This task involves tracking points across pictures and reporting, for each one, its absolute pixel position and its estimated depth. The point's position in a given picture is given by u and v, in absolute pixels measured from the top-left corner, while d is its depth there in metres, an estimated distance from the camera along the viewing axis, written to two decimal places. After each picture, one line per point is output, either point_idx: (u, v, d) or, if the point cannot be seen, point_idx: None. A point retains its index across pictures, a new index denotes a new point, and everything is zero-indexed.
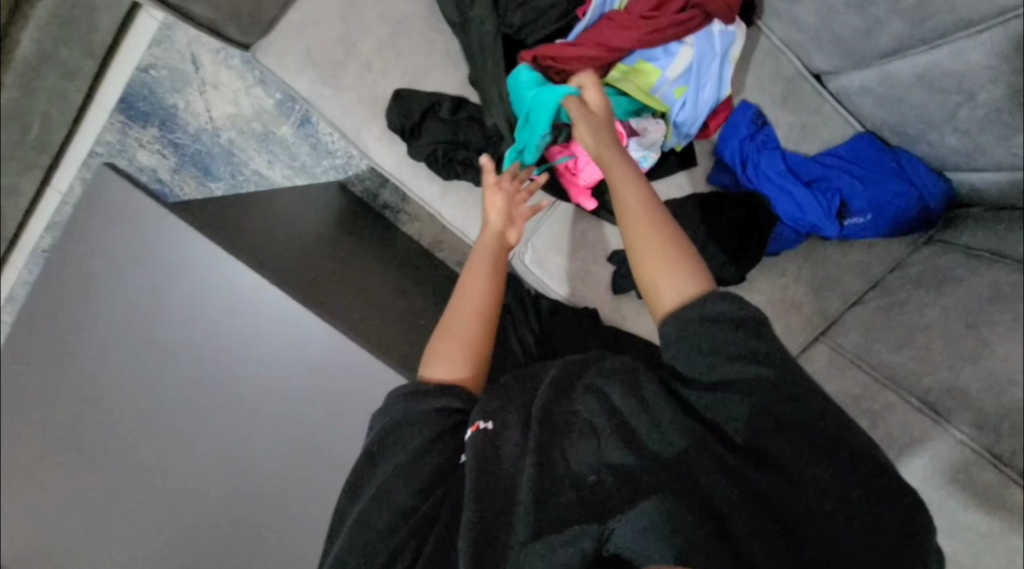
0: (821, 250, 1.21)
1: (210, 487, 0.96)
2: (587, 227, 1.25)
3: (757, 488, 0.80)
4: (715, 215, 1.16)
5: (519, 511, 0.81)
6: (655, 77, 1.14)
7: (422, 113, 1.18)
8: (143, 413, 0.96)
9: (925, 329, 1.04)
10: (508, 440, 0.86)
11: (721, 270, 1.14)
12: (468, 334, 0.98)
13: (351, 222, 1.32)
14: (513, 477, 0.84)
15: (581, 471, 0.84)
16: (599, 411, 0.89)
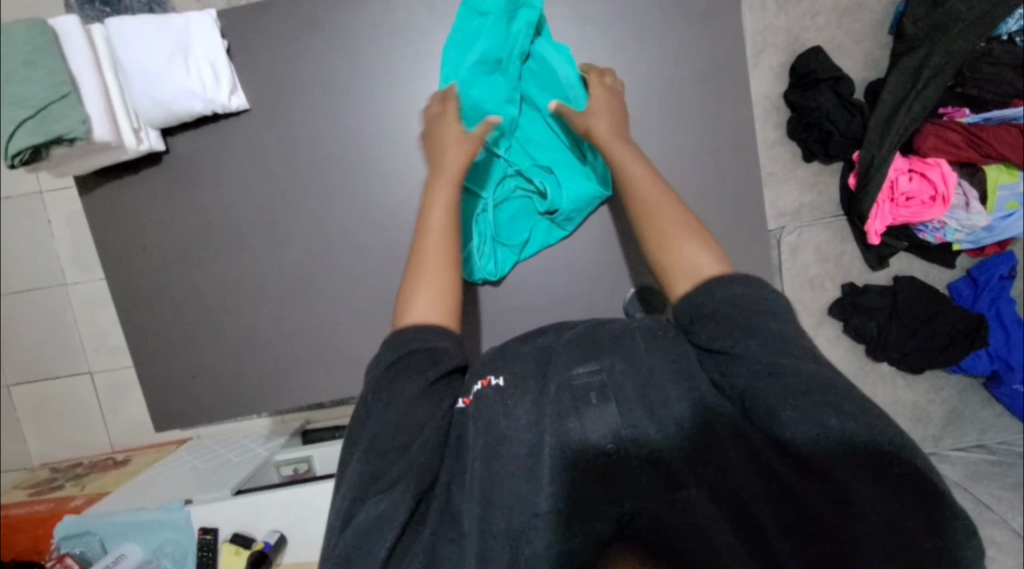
0: (950, 380, 1.07)
1: (191, 311, 0.82)
2: (797, 243, 1.02)
3: (806, 503, 0.48)
4: (944, 312, 1.00)
5: (532, 473, 0.51)
6: (1011, 179, 0.94)
7: (829, 81, 0.93)
8: (218, 182, 0.79)
9: (969, 434, 1.09)
10: (518, 400, 0.54)
11: (908, 358, 1.02)
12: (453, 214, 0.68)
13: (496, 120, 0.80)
14: (524, 449, 0.52)
15: (598, 441, 0.53)
16: (629, 383, 0.54)
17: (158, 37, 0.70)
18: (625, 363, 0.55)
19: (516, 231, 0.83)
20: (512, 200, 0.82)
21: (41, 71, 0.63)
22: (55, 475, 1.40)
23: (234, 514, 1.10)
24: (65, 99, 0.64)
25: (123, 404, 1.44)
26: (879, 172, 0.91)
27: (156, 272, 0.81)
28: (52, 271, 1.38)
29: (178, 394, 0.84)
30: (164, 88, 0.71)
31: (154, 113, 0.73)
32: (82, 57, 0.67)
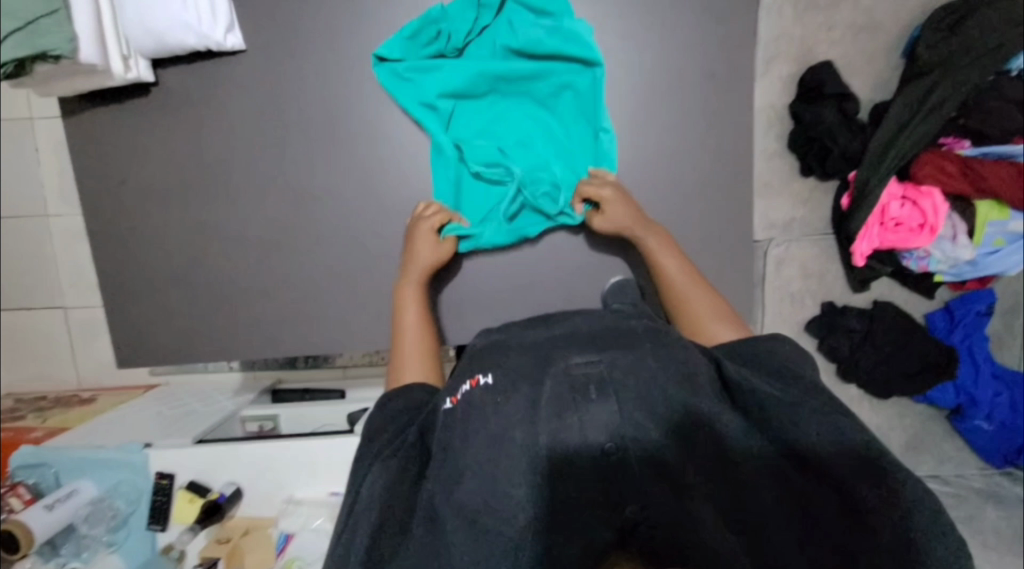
0: (916, 409, 1.09)
1: (166, 253, 0.81)
2: (784, 257, 1.02)
3: (795, 491, 0.55)
4: (918, 341, 1.01)
5: (531, 467, 0.55)
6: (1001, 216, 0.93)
7: (836, 97, 0.93)
8: (208, 124, 0.78)
9: (928, 464, 1.11)
10: (510, 398, 0.58)
11: (877, 383, 1.03)
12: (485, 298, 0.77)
13: (499, 95, 0.80)
14: (522, 445, 0.56)
15: (598, 436, 0.56)
16: (625, 385, 0.57)
17: None
18: (623, 356, 0.59)
19: (521, 212, 0.81)
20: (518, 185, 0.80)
21: None
22: (19, 406, 1.39)
23: (193, 461, 1.09)
24: (54, 16, 0.61)
25: (95, 342, 1.44)
26: (870, 196, 0.92)
27: (136, 208, 0.80)
28: (36, 202, 1.37)
29: (145, 335, 0.83)
30: (159, 19, 0.69)
31: (146, 42, 0.71)
32: None
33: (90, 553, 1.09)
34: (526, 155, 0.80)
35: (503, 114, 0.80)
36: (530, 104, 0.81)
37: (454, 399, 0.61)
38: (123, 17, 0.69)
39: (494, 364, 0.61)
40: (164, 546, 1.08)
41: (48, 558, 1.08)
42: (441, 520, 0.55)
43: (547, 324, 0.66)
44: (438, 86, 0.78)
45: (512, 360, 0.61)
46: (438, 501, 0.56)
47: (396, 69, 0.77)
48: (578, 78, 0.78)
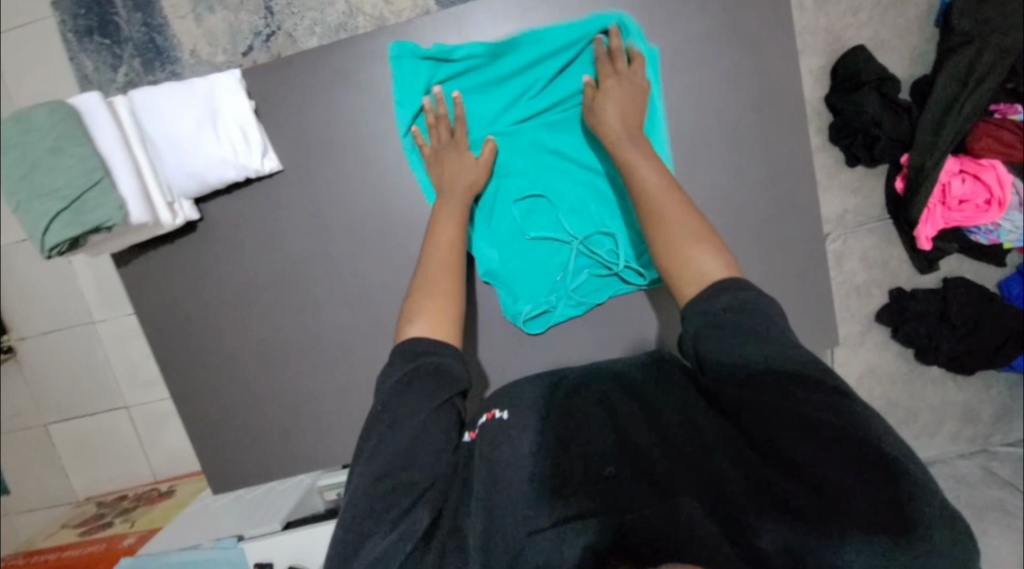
0: (1000, 377, 1.05)
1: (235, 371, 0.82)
2: (842, 252, 0.99)
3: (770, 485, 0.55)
4: (996, 312, 0.97)
5: (520, 483, 0.63)
6: None
7: (878, 84, 0.88)
8: None
9: (1020, 430, 1.08)
10: (521, 432, 0.69)
11: (958, 362, 1.00)
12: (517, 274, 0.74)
13: (543, 172, 0.83)
14: (522, 470, 0.65)
15: (594, 457, 0.65)
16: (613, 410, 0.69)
17: (187, 108, 0.71)
18: (618, 393, 0.73)
19: (587, 287, 0.86)
20: (579, 259, 0.85)
21: (71, 158, 0.65)
22: (103, 509, 1.43)
23: (286, 548, 1.11)
24: (98, 185, 0.65)
25: (162, 436, 1.46)
26: (927, 182, 0.88)
27: None
28: (78, 312, 1.39)
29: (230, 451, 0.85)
30: (198, 161, 0.73)
31: (188, 185, 0.74)
32: (110, 137, 0.69)
33: None
34: (580, 222, 0.83)
35: (548, 183, 0.83)
36: (578, 169, 0.84)
37: (473, 435, 0.71)
38: (166, 167, 0.73)
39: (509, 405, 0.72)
40: None
41: None
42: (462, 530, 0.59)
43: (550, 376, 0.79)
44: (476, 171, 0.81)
45: (525, 405, 0.73)
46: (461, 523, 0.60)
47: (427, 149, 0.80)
48: None
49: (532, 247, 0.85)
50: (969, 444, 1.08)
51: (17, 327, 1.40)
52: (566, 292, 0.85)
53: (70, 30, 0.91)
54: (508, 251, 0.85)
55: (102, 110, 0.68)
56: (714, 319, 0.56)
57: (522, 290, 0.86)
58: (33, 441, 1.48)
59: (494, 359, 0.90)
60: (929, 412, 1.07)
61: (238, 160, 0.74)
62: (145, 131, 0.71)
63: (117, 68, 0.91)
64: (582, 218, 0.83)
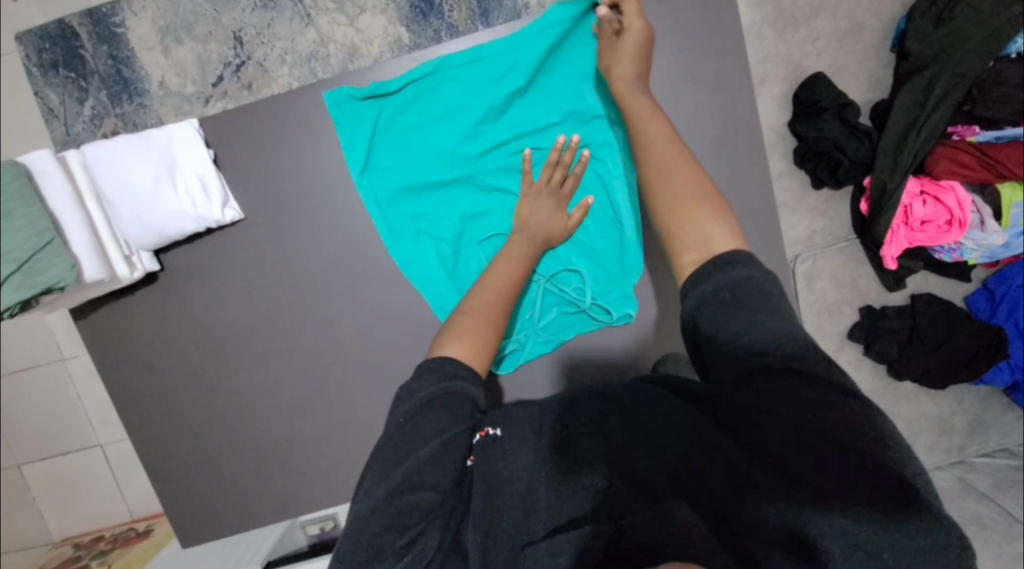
0: (970, 389, 1.07)
1: None
2: (813, 272, 1.00)
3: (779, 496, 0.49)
4: (963, 326, 0.99)
5: (516, 504, 0.58)
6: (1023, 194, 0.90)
7: (837, 111, 0.90)
8: None
9: (991, 438, 1.09)
10: (516, 446, 0.62)
11: (929, 376, 1.01)
12: (506, 288, 0.69)
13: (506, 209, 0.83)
14: (519, 491, 0.59)
15: (589, 471, 0.59)
16: (614, 425, 0.63)
17: (143, 163, 0.73)
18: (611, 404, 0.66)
19: (559, 327, 0.88)
20: (546, 296, 0.87)
21: (21, 221, 0.63)
22: (80, 550, 1.41)
23: None
24: (48, 247, 0.64)
25: (139, 473, 1.44)
26: (887, 207, 0.90)
27: None
28: (51, 351, 1.37)
29: None
30: (156, 215, 0.74)
31: (145, 238, 0.75)
32: (64, 195, 0.69)
33: None
34: (547, 261, 0.86)
35: None
36: None
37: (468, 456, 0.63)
38: (122, 221, 0.74)
39: (499, 420, 0.65)
40: None
41: None
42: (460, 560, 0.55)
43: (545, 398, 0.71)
44: (442, 213, 0.83)
45: (518, 417, 0.66)
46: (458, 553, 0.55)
47: (384, 197, 0.82)
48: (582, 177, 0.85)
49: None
50: (945, 455, 1.09)
51: None
52: (535, 330, 0.87)
53: (35, 64, 0.89)
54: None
55: (56, 169, 0.68)
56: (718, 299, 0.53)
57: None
58: (5, 483, 1.45)
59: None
60: (905, 426, 1.08)
61: (197, 212, 0.76)
62: (100, 188, 0.73)
63: (83, 100, 0.90)
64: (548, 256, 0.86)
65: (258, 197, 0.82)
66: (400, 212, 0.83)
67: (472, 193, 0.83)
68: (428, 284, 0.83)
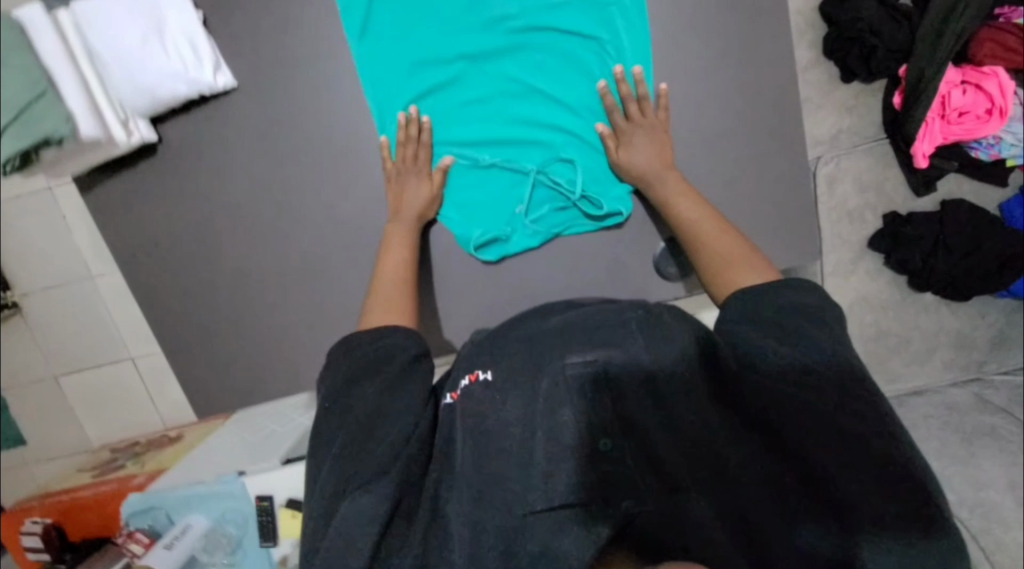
0: (995, 303, 1.03)
1: None
2: (834, 175, 0.96)
3: (787, 484, 0.56)
4: (995, 233, 0.93)
5: (525, 466, 0.58)
6: None
7: None
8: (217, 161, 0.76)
9: (1014, 355, 1.05)
10: (506, 398, 0.61)
11: (955, 287, 0.96)
12: (393, 271, 0.75)
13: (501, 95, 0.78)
14: (514, 442, 0.59)
15: (596, 432, 0.58)
16: (624, 375, 0.59)
17: (131, 19, 0.71)
18: (618, 352, 0.60)
19: (550, 221, 0.82)
20: (537, 189, 0.80)
21: (15, 69, 0.61)
22: (116, 454, 1.50)
23: (285, 481, 1.14)
24: (43, 98, 0.61)
25: (168, 386, 1.51)
26: (925, 94, 0.84)
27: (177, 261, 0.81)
28: (79, 267, 1.41)
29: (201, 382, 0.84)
30: (148, 73, 0.72)
31: (138, 101, 0.73)
32: (55, 49, 0.67)
33: None
34: (539, 153, 0.80)
35: (511, 110, 0.79)
36: (545, 96, 0.78)
37: (455, 394, 0.66)
38: (114, 80, 0.71)
39: (489, 360, 0.65)
40: (279, 559, 1.15)
41: None
42: (444, 512, 0.59)
43: (544, 315, 0.69)
44: (436, 94, 0.78)
45: (509, 359, 0.64)
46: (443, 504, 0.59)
47: (382, 72, 0.76)
48: (593, 63, 0.77)
49: (492, 176, 0.80)
50: (962, 371, 1.06)
51: (20, 282, 1.43)
52: (524, 224, 0.81)
53: None
54: (467, 182, 0.80)
55: (45, 23, 0.67)
56: (739, 341, 0.57)
57: (473, 216, 0.81)
58: (45, 393, 1.53)
59: (476, 291, 0.85)
60: (922, 340, 1.04)
61: (188, 73, 0.73)
62: (90, 46, 0.70)
63: None
64: (542, 149, 0.80)
65: (246, 76, 0.77)
66: (396, 88, 0.77)
67: (471, 73, 0.77)
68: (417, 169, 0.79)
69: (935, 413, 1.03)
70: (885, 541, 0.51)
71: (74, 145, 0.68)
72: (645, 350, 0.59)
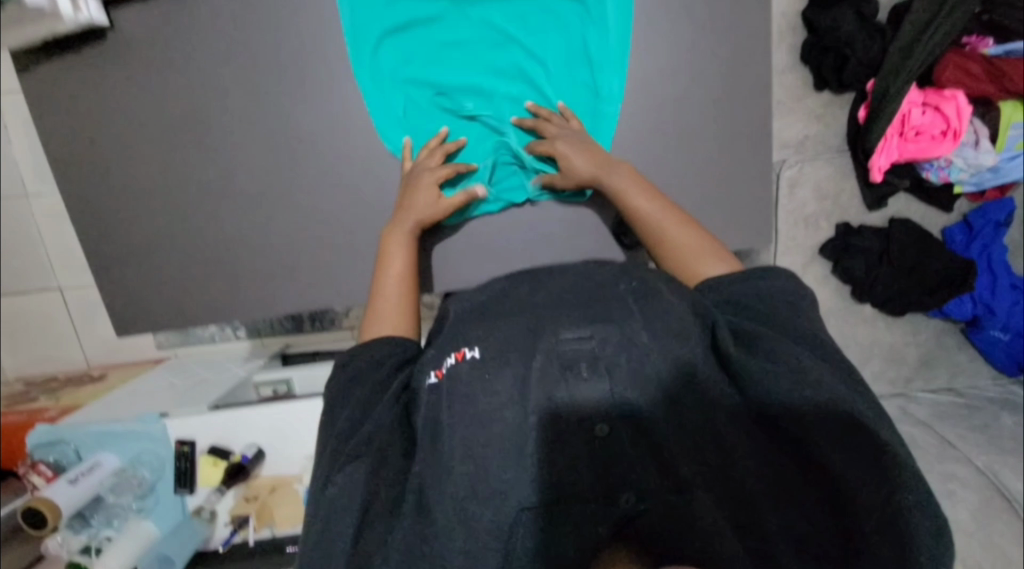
0: (928, 323, 1.08)
1: (143, 214, 0.74)
2: (796, 179, 0.99)
3: (794, 496, 0.50)
4: (933, 255, 0.98)
5: (511, 449, 0.49)
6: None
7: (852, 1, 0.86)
8: (171, 64, 0.71)
9: (939, 375, 1.11)
10: (497, 374, 0.52)
11: (890, 302, 1.01)
12: (394, 284, 0.69)
13: (481, 42, 0.73)
14: (505, 424, 0.50)
15: (593, 419, 0.50)
16: (623, 363, 0.51)
17: None
18: (615, 331, 0.52)
19: (512, 189, 0.76)
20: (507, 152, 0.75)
21: None
22: (29, 388, 1.40)
23: (210, 427, 1.09)
24: None
25: (96, 322, 1.41)
26: (889, 109, 0.86)
27: (105, 166, 0.73)
28: (12, 182, 1.31)
29: (122, 306, 0.77)
30: None
31: None
32: None
33: (122, 520, 1.09)
34: (514, 113, 0.74)
35: (490, 60, 0.73)
36: (526, 52, 0.73)
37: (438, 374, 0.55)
38: None
39: (479, 336, 0.54)
40: (194, 508, 1.11)
41: (79, 529, 1.06)
42: (426, 510, 0.50)
43: (547, 279, 0.60)
44: (414, 31, 0.72)
45: (496, 331, 0.54)
46: (428, 494, 0.50)
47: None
48: (579, 26, 0.73)
49: (460, 127, 0.75)
50: (890, 385, 1.11)
51: None
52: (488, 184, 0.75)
53: None
54: (434, 130, 0.75)
55: None
56: (744, 331, 0.55)
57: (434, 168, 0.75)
58: None
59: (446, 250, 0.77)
60: (858, 351, 1.09)
61: None
62: None
63: None
64: (514, 108, 0.74)
65: None
66: (371, 15, 0.71)
67: (453, 13, 0.72)
68: (386, 107, 0.73)
69: None
70: (889, 558, 0.47)
71: None
72: (646, 331, 0.52)
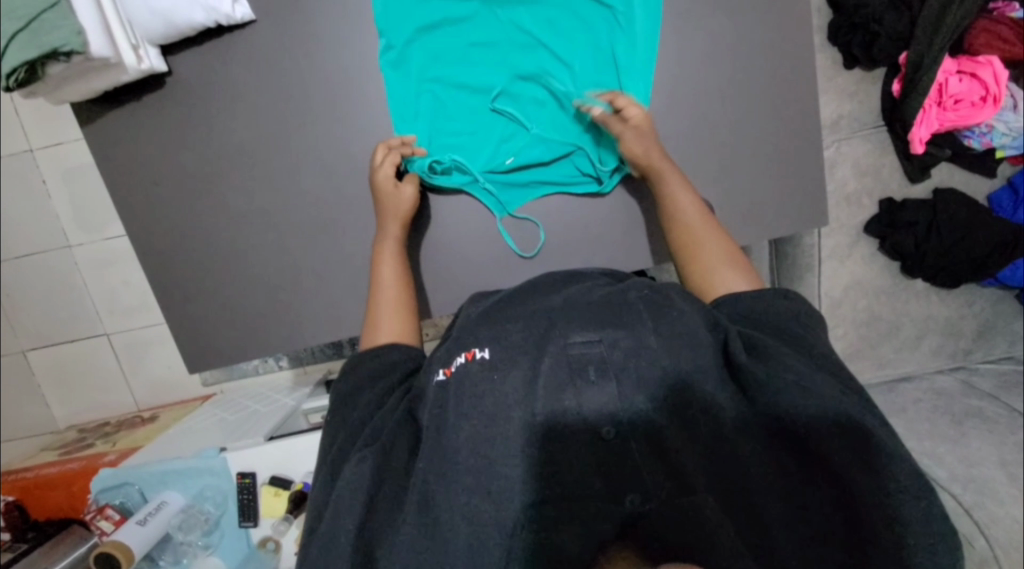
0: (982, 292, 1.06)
1: (204, 249, 0.76)
2: (835, 160, 0.98)
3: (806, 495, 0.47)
4: (984, 222, 0.96)
5: (509, 459, 0.48)
6: None
7: None
8: (223, 104, 0.74)
9: (996, 344, 1.09)
10: (507, 373, 0.50)
11: (944, 274, 0.99)
12: (387, 291, 0.68)
13: (511, 47, 0.74)
14: (515, 429, 0.49)
15: (595, 423, 0.49)
16: (634, 363, 0.50)
17: None
18: (626, 336, 0.50)
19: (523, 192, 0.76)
20: (530, 150, 0.75)
21: None
22: (83, 435, 1.42)
23: (268, 458, 1.09)
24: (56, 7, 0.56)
25: (145, 365, 1.44)
26: (925, 80, 0.86)
27: (165, 207, 0.76)
28: (56, 236, 1.35)
29: (187, 339, 0.79)
30: None
31: (152, 25, 0.67)
32: None
33: (191, 558, 1.13)
34: (541, 116, 0.76)
35: (518, 63, 0.74)
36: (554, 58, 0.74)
37: (447, 372, 0.52)
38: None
39: (490, 336, 0.53)
40: (260, 539, 1.11)
41: None
42: (436, 511, 0.47)
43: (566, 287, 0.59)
44: (445, 34, 0.73)
45: (511, 333, 0.52)
46: (433, 500, 0.48)
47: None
48: (610, 32, 0.74)
49: (484, 125, 0.76)
50: (948, 359, 1.09)
51: None
52: (500, 179, 0.76)
53: None
54: (458, 126, 0.76)
55: None
56: (757, 341, 0.50)
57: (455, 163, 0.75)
58: (10, 370, 1.45)
59: (457, 261, 0.77)
60: (912, 327, 1.07)
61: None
62: None
63: None
64: (539, 109, 0.76)
65: None
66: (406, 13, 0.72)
67: (481, 14, 0.73)
68: (410, 103, 0.74)
69: (923, 397, 1.06)
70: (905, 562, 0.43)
71: (81, 62, 0.62)
72: (655, 337, 0.50)
